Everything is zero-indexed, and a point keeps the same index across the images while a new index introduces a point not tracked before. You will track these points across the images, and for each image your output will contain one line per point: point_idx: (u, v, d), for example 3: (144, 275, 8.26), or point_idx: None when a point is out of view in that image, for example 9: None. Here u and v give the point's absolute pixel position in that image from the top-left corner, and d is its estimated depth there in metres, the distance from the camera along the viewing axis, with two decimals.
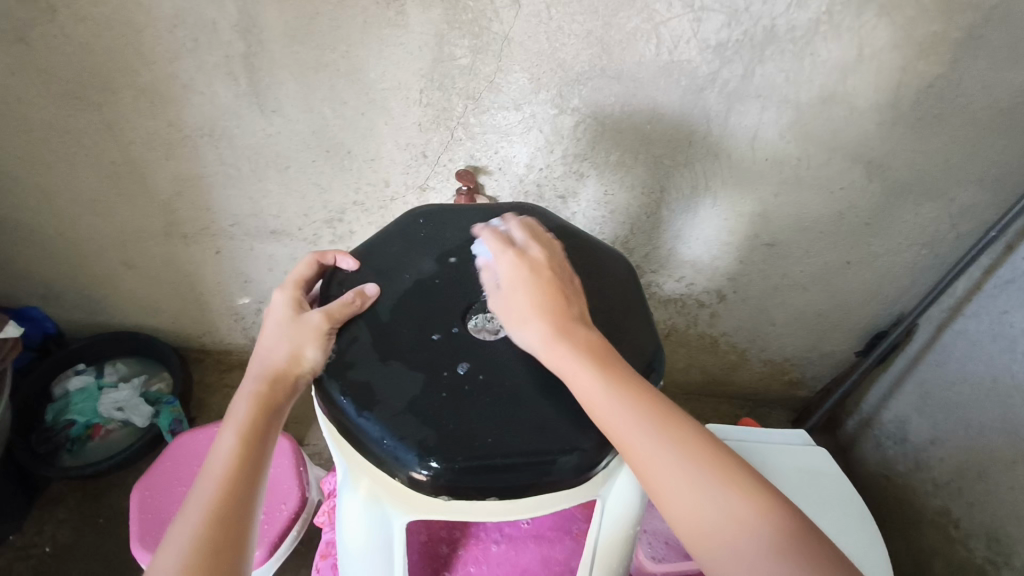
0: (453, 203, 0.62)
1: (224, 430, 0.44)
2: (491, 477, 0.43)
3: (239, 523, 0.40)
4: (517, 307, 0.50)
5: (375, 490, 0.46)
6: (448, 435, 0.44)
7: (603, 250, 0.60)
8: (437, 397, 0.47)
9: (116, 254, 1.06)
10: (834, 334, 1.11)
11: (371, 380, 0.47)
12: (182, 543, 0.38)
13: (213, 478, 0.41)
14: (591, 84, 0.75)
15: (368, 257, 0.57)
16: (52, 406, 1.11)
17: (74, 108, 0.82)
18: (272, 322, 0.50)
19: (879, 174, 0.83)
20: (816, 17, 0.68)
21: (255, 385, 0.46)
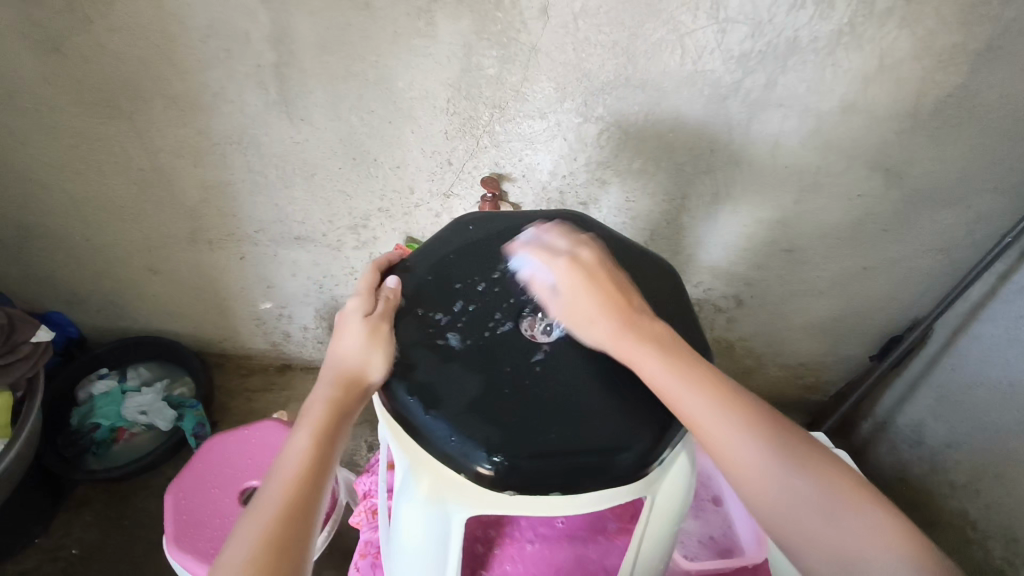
0: (500, 211, 0.64)
1: (297, 430, 0.46)
2: (556, 473, 0.45)
3: (304, 523, 0.42)
4: (580, 309, 0.51)
5: (437, 488, 0.46)
6: (513, 433, 0.46)
7: (647, 255, 0.61)
8: (499, 396, 0.48)
9: (142, 259, 1.07)
10: (850, 338, 1.12)
11: (434, 380, 0.48)
12: (251, 533, 0.40)
13: (285, 475, 0.43)
14: (616, 93, 0.77)
15: (420, 263, 0.58)
16: (76, 410, 1.12)
17: (107, 117, 0.84)
18: (340, 326, 0.52)
19: (897, 181, 0.85)
20: (839, 28, 0.69)
21: (329, 389, 0.48)
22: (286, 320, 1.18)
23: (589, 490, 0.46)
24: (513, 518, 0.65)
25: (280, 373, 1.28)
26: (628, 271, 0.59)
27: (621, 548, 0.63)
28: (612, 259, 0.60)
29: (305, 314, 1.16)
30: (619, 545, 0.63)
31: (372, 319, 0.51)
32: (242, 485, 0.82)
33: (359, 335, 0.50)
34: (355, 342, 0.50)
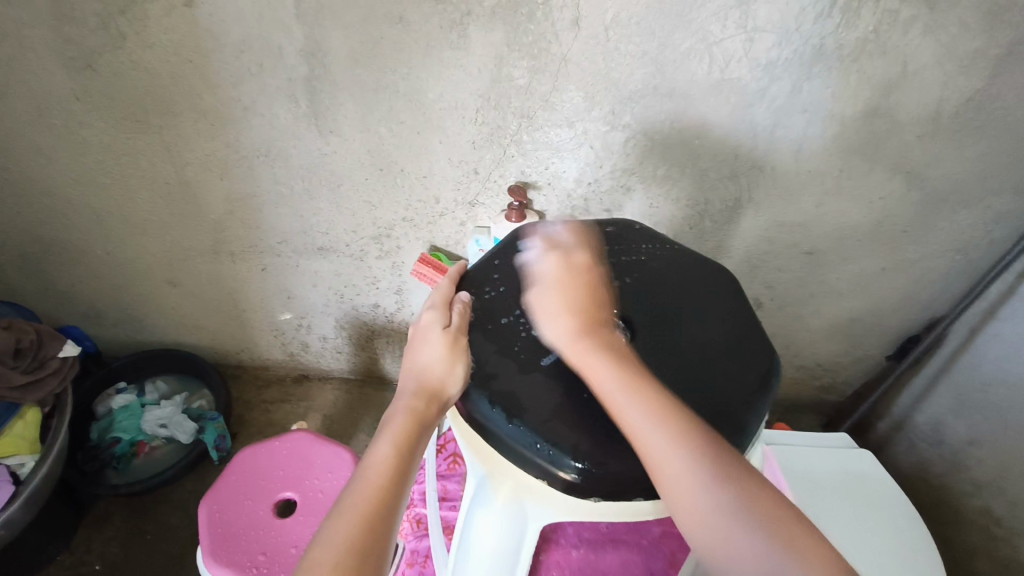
0: (555, 221, 0.64)
1: (379, 438, 0.46)
2: (643, 477, 0.46)
3: (385, 532, 0.41)
4: (550, 307, 0.54)
5: (514, 496, 0.48)
6: (598, 439, 0.46)
7: (704, 260, 0.62)
8: (579, 403, 0.48)
9: (162, 272, 1.07)
10: (867, 339, 1.14)
11: (515, 389, 0.49)
12: (335, 538, 0.40)
13: (367, 482, 0.43)
14: (644, 102, 0.78)
15: (486, 273, 0.59)
16: (96, 424, 1.12)
17: (135, 131, 0.84)
18: (419, 337, 0.52)
19: (918, 184, 0.86)
20: (865, 36, 0.70)
21: (410, 399, 0.48)
22: (305, 330, 1.17)
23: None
24: (557, 524, 0.65)
25: (298, 384, 1.28)
26: (689, 276, 0.59)
27: (665, 552, 0.64)
28: (673, 264, 0.60)
29: (324, 324, 1.16)
30: (663, 549, 0.64)
31: (452, 332, 0.52)
32: (277, 496, 0.82)
33: (440, 345, 0.51)
34: (438, 353, 0.50)
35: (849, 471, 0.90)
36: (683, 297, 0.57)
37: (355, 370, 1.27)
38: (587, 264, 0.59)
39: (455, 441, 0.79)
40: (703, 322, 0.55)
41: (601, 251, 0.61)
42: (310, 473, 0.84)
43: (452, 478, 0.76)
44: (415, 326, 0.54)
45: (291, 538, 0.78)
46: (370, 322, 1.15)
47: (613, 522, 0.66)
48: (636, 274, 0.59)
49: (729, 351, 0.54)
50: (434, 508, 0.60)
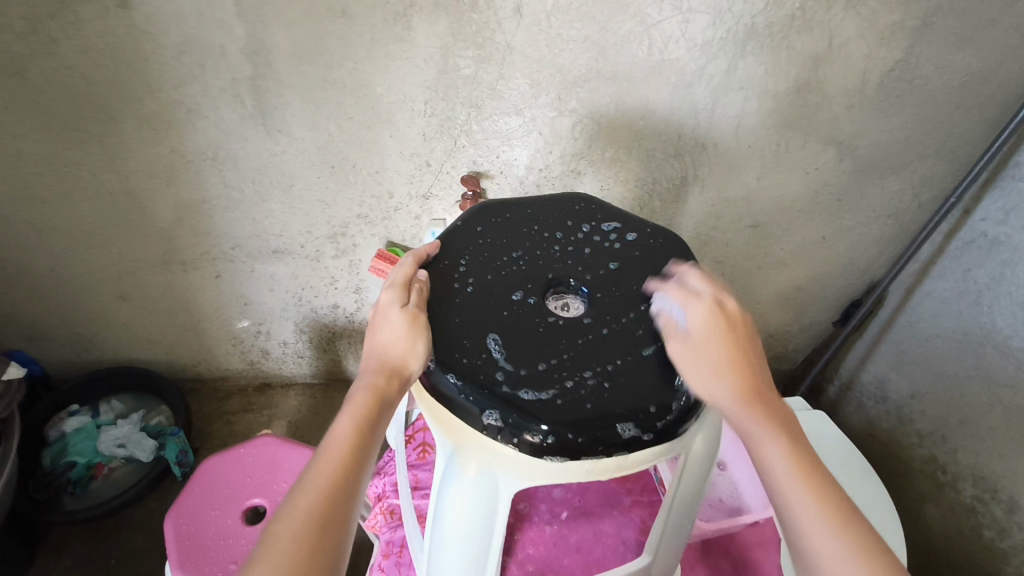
0: (503, 198, 0.65)
1: (340, 414, 0.47)
2: (608, 434, 0.47)
3: (344, 509, 0.43)
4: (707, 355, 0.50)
5: (484, 467, 0.49)
6: (558, 404, 0.48)
7: (653, 225, 0.64)
8: (540, 371, 0.50)
9: (110, 287, 1.03)
10: (813, 306, 1.19)
11: (475, 363, 0.50)
12: (293, 517, 0.42)
13: (328, 461, 0.45)
14: (589, 86, 0.80)
15: (441, 254, 0.59)
16: (48, 450, 1.07)
17: (72, 140, 0.81)
18: (380, 317, 0.51)
19: (849, 154, 0.91)
20: (792, 13, 0.74)
21: (372, 377, 0.49)
22: (264, 337, 1.15)
23: (633, 450, 0.48)
24: (531, 502, 0.66)
25: (259, 392, 1.26)
26: (639, 243, 0.61)
27: (637, 520, 0.65)
28: (621, 232, 0.62)
29: (283, 329, 1.14)
30: (635, 518, 0.66)
31: (412, 310, 0.51)
32: (245, 503, 0.80)
33: (399, 325, 0.50)
34: (398, 334, 0.50)
35: (806, 432, 0.94)
36: (634, 263, 0.59)
37: (318, 374, 1.25)
38: (541, 237, 0.61)
39: (424, 431, 0.79)
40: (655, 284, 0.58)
41: (552, 223, 0.62)
42: (277, 477, 0.83)
43: (423, 467, 0.75)
44: (374, 306, 0.53)
45: None
46: (330, 324, 1.14)
47: (585, 496, 0.67)
48: (588, 245, 0.61)
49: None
50: (406, 498, 0.61)
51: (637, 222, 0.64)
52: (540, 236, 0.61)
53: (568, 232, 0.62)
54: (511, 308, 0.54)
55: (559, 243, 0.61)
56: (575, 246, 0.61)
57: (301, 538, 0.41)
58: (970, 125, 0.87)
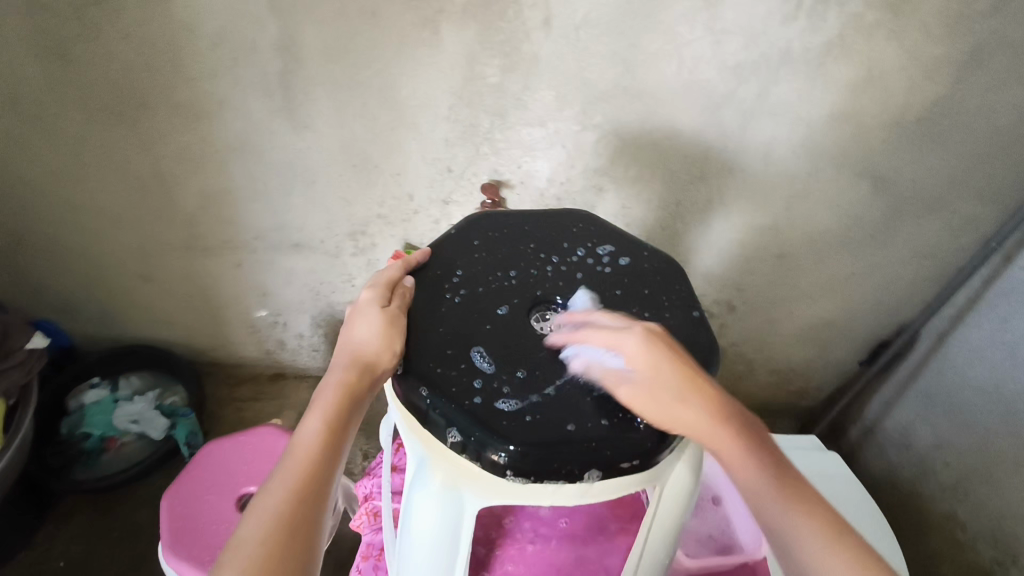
0: (501, 210, 0.65)
1: (310, 410, 0.47)
2: (574, 459, 0.46)
3: (316, 505, 0.44)
4: (650, 386, 0.48)
5: (451, 480, 0.47)
6: (528, 424, 0.47)
7: (652, 248, 0.62)
8: (512, 389, 0.49)
9: (136, 267, 1.06)
10: (839, 343, 1.14)
11: (448, 375, 0.49)
12: (263, 513, 0.42)
13: (298, 458, 0.45)
14: (614, 102, 0.79)
15: (431, 261, 0.58)
16: (66, 419, 1.11)
17: (109, 123, 0.84)
18: (355, 315, 0.52)
19: (883, 188, 0.87)
20: (829, 41, 0.72)
21: (343, 373, 0.49)
22: (280, 328, 1.17)
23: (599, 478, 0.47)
24: (515, 519, 0.65)
25: (272, 382, 1.27)
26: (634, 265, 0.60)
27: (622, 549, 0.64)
28: (615, 253, 0.61)
29: (299, 321, 1.16)
30: (619, 547, 0.64)
31: (390, 309, 0.52)
32: (240, 492, 0.81)
33: (374, 322, 0.51)
34: (371, 331, 0.50)
35: (813, 470, 0.95)
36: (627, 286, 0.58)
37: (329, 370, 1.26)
38: (534, 251, 0.60)
39: None
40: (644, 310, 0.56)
41: (548, 238, 0.62)
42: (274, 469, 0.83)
43: None
44: (351, 305, 0.53)
45: None
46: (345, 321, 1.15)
47: (572, 519, 0.65)
48: (583, 264, 0.60)
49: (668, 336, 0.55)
50: (386, 501, 0.60)
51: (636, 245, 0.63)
52: (533, 251, 0.60)
53: (562, 249, 0.61)
54: (492, 322, 0.54)
55: (552, 259, 0.60)
56: (568, 263, 0.60)
57: (269, 538, 0.41)
58: (1017, 168, 0.83)
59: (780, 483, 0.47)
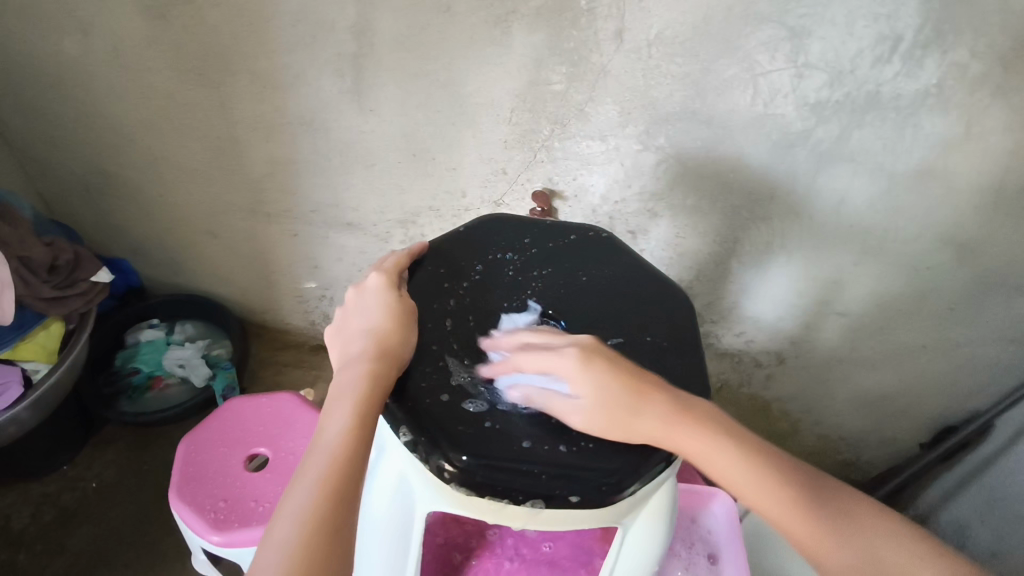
0: (518, 215, 0.64)
1: (339, 402, 0.45)
2: (522, 480, 0.43)
3: (352, 506, 0.42)
4: (601, 418, 0.45)
5: (403, 471, 0.48)
6: (483, 436, 0.45)
7: (659, 274, 0.61)
8: (473, 399, 0.47)
9: (204, 222, 1.13)
10: (900, 420, 1.01)
11: (419, 371, 0.49)
12: (296, 515, 0.41)
13: (327, 454, 0.43)
14: (680, 125, 0.75)
15: (432, 255, 0.59)
16: (121, 353, 1.20)
17: (196, 83, 0.90)
18: (369, 302, 0.51)
19: (971, 260, 0.77)
20: (927, 89, 0.64)
21: (372, 365, 0.47)
22: (327, 302, 1.20)
23: (543, 507, 0.44)
24: (498, 532, 0.63)
25: (313, 353, 1.31)
26: (633, 289, 0.59)
27: None
28: (623, 276, 0.60)
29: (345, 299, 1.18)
30: None
31: (402, 300, 0.52)
32: (251, 450, 0.84)
33: (390, 312, 0.50)
34: (389, 321, 0.50)
35: None
36: (621, 311, 0.57)
37: None
38: (534, 264, 0.60)
39: None
40: (638, 341, 0.55)
41: (549, 252, 0.61)
42: (286, 434, 0.86)
43: None
44: (358, 287, 0.53)
45: (253, 492, 0.79)
46: None
47: (557, 545, 0.62)
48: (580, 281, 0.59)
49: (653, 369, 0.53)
50: None
51: (641, 270, 0.61)
52: (538, 263, 0.60)
53: (561, 265, 0.60)
54: (477, 326, 0.53)
55: (547, 274, 0.59)
56: (565, 280, 0.59)
57: (308, 542, 0.40)
58: None
59: (766, 467, 0.46)
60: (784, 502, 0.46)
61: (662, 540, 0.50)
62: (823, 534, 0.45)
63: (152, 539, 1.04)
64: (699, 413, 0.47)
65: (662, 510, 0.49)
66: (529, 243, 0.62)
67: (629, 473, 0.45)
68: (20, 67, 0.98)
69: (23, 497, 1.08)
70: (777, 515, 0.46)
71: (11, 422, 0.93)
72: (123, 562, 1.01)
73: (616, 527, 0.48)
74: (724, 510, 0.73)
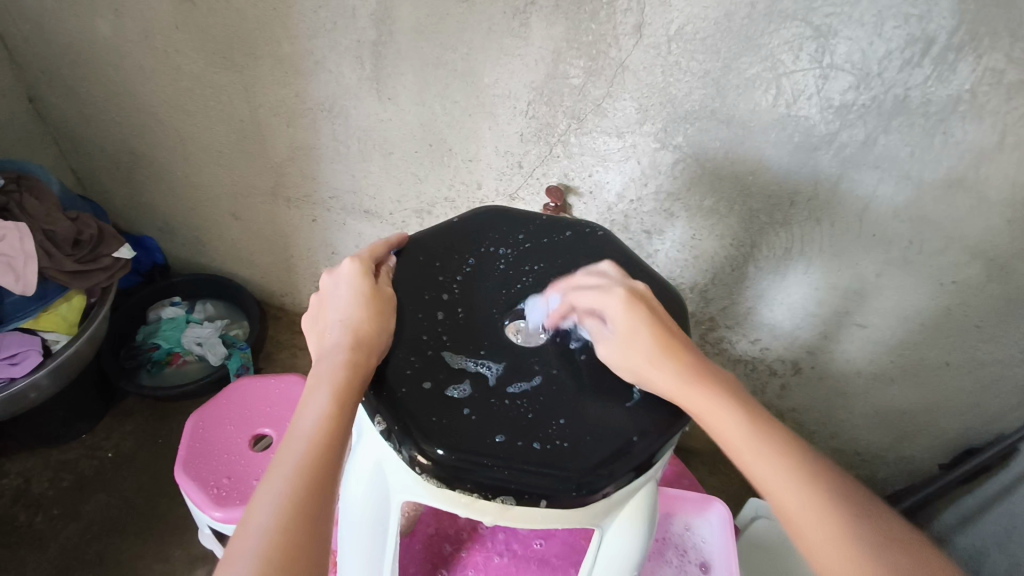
0: (515, 210, 0.64)
1: (315, 390, 0.45)
2: (493, 474, 0.43)
3: (328, 493, 0.42)
4: (632, 356, 0.48)
5: (380, 458, 0.48)
6: (458, 428, 0.45)
7: (650, 272, 0.60)
8: (452, 390, 0.47)
9: (227, 204, 1.15)
10: (919, 439, 0.97)
11: (400, 360, 0.49)
12: (275, 499, 0.40)
13: (303, 442, 0.43)
14: (698, 124, 0.73)
15: (424, 245, 0.59)
16: (144, 327, 1.23)
17: (220, 66, 0.92)
18: (342, 290, 0.51)
19: (1001, 276, 0.73)
20: (957, 94, 0.61)
21: (347, 353, 0.47)
22: None
23: (514, 503, 0.43)
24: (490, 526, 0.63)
25: None
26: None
27: None
28: None
29: None
30: None
31: (377, 287, 0.52)
32: (254, 430, 0.85)
33: (365, 300, 0.51)
34: (364, 308, 0.50)
35: None
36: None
37: None
38: (524, 259, 0.59)
39: None
40: None
41: (540, 248, 0.61)
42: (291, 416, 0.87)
43: None
44: (332, 274, 0.53)
45: (256, 471, 0.81)
46: None
47: (549, 542, 0.62)
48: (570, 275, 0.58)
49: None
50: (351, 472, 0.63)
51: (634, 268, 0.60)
52: (532, 258, 0.60)
53: (552, 261, 0.60)
54: (464, 318, 0.53)
55: (538, 269, 0.59)
56: (555, 275, 0.58)
57: (286, 526, 0.39)
58: None
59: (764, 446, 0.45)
60: (829, 521, 0.42)
61: (642, 545, 0.49)
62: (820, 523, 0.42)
63: (162, 510, 1.07)
64: (746, 414, 0.46)
65: (641, 514, 0.48)
66: (520, 239, 0.61)
67: (606, 472, 0.44)
68: (56, 46, 1.02)
69: (44, 462, 1.12)
70: (832, 560, 0.41)
71: (32, 389, 0.96)
72: (133, 531, 1.04)
73: (593, 528, 0.47)
74: (720, 519, 0.72)
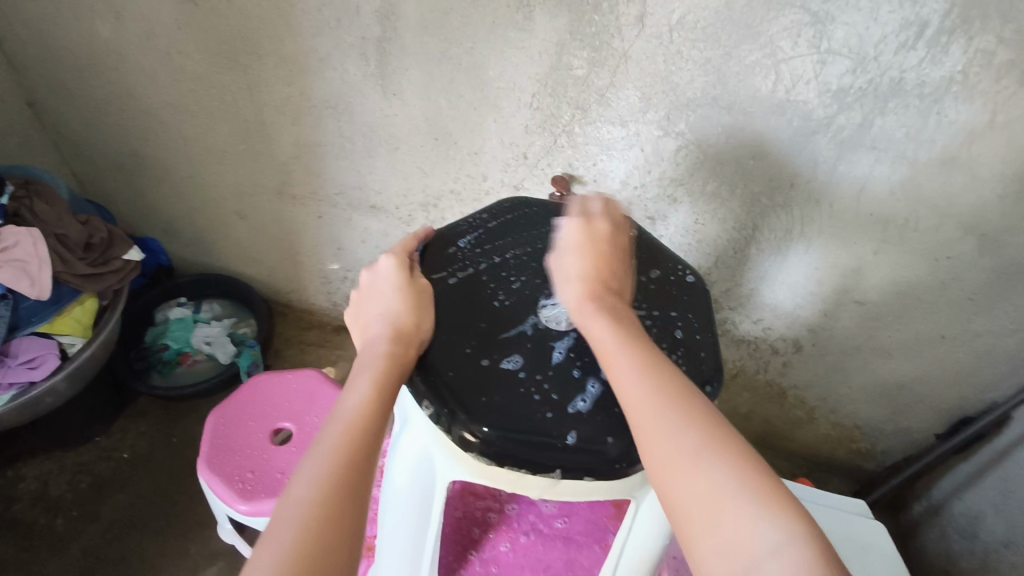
0: (536, 202, 0.67)
1: (358, 378, 0.47)
2: (539, 452, 0.45)
3: (369, 471, 0.43)
4: (564, 270, 0.54)
5: (426, 441, 0.50)
6: (503, 408, 0.47)
7: (671, 257, 0.62)
8: (495, 374, 0.49)
9: (231, 203, 1.16)
10: (916, 410, 1.00)
11: (441, 347, 0.51)
12: (315, 473, 0.41)
13: (345, 423, 0.44)
14: (700, 112, 0.75)
15: (451, 239, 0.61)
16: (153, 328, 1.24)
17: (224, 67, 0.92)
18: (382, 285, 0.53)
19: (994, 250, 0.76)
20: (951, 76, 0.64)
21: (389, 344, 0.49)
22: (349, 284, 1.22)
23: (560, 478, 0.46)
24: (515, 509, 0.65)
25: (336, 333, 1.33)
26: (647, 270, 0.60)
27: None
28: (641, 260, 0.61)
29: None
30: None
31: (414, 281, 0.54)
32: (276, 424, 0.87)
33: (403, 293, 0.52)
34: (404, 301, 0.52)
35: (853, 539, 0.75)
36: (641, 290, 0.58)
37: None
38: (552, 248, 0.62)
39: None
40: (657, 316, 0.56)
41: None
42: (311, 410, 0.89)
43: None
44: (370, 271, 0.55)
45: (278, 464, 0.82)
46: None
47: (572, 521, 0.64)
48: None
49: (684, 339, 0.54)
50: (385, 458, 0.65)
51: (657, 253, 0.63)
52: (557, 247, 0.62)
53: None
54: (498, 304, 0.55)
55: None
56: None
57: (325, 498, 0.40)
58: None
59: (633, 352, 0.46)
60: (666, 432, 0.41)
61: None
62: (667, 435, 0.41)
63: (180, 507, 1.09)
64: (647, 360, 0.45)
65: None
66: (544, 230, 0.63)
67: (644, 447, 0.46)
68: (54, 51, 1.02)
69: (60, 466, 1.13)
70: (664, 464, 0.40)
71: (49, 393, 0.97)
72: (153, 529, 1.06)
73: (628, 499, 0.49)
74: None
